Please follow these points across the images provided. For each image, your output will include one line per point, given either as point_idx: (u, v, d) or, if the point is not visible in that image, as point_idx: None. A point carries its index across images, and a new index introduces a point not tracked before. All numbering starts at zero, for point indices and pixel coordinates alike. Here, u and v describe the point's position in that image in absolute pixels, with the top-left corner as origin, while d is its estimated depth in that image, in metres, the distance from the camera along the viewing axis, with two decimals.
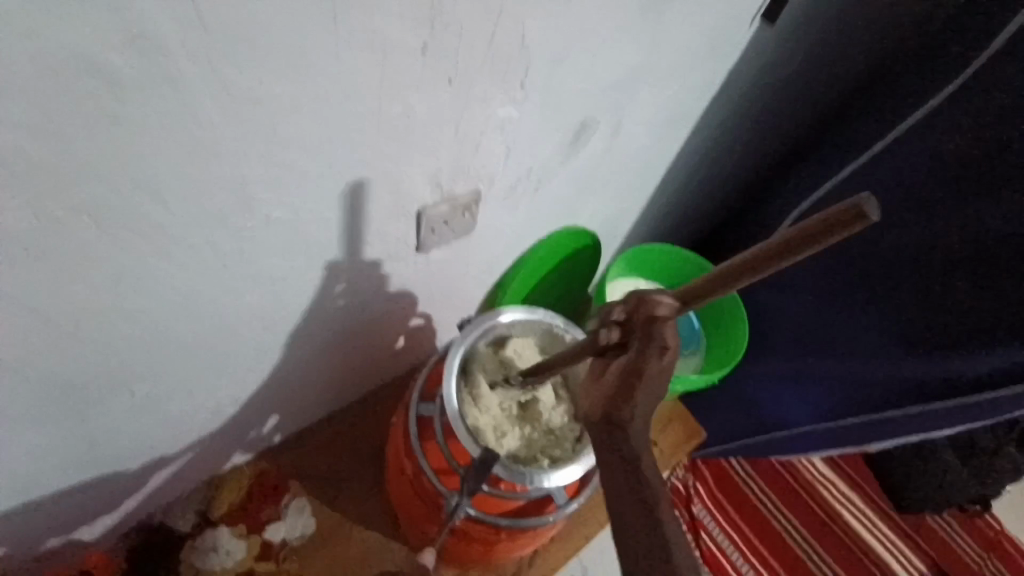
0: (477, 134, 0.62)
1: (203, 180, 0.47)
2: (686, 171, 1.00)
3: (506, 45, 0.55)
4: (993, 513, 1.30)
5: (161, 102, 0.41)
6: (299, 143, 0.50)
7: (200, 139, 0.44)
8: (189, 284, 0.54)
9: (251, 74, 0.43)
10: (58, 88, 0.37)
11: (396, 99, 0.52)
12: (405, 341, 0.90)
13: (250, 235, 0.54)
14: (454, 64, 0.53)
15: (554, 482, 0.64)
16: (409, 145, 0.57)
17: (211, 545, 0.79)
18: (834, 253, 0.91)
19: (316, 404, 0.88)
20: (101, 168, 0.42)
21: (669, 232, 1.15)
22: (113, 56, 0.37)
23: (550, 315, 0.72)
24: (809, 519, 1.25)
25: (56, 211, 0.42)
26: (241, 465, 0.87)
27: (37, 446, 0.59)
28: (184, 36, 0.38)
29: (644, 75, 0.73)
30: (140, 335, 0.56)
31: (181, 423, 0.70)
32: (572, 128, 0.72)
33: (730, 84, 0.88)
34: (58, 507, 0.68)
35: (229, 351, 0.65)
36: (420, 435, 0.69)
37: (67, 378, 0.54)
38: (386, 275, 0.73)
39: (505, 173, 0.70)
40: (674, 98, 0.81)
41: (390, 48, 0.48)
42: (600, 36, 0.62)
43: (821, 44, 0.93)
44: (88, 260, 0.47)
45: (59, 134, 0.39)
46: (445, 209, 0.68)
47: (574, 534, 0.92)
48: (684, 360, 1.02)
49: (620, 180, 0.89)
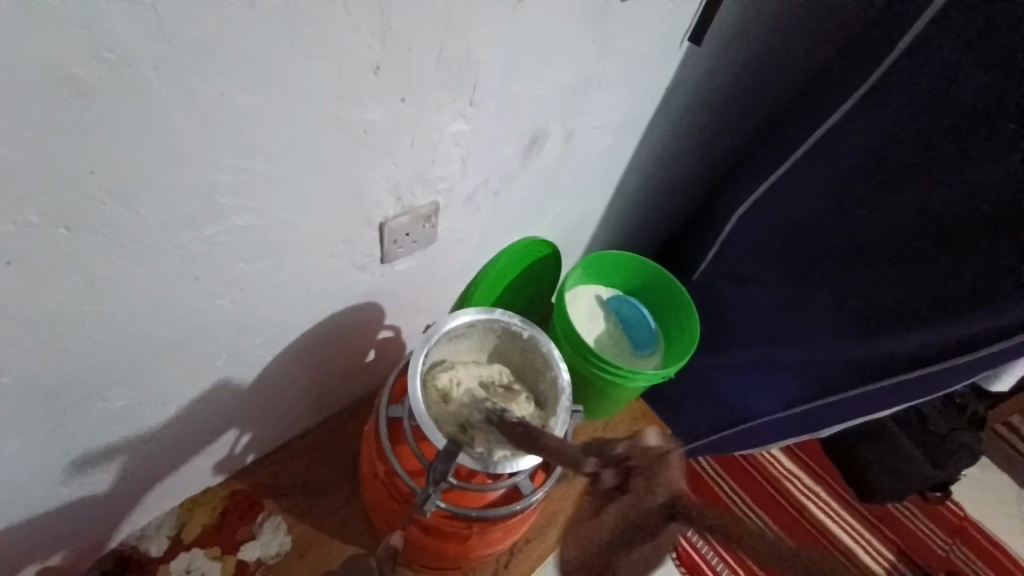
0: (432, 144, 0.67)
1: (176, 189, 0.51)
2: (637, 180, 1.07)
3: (453, 64, 0.61)
4: (953, 499, 1.36)
5: (136, 114, 0.44)
6: (261, 150, 0.53)
7: (176, 149, 0.48)
8: (162, 288, 0.57)
9: (217, 89, 0.47)
10: (40, 102, 0.40)
11: (354, 113, 0.57)
12: (376, 354, 0.93)
13: (220, 243, 0.58)
14: (407, 81, 0.58)
15: (521, 468, 0.67)
16: (370, 155, 0.62)
17: (185, 567, 0.82)
18: (775, 246, 0.98)
19: (290, 419, 0.89)
20: (73, 179, 0.45)
21: (624, 241, 1.22)
22: (86, 70, 0.40)
23: (507, 314, 0.76)
24: (779, 516, 1.29)
25: (36, 217, 0.45)
26: (215, 485, 0.88)
27: (10, 460, 0.59)
28: (155, 55, 0.42)
29: (587, 90, 0.79)
30: (114, 343, 0.58)
31: (155, 436, 0.71)
32: (522, 138, 0.77)
33: (671, 99, 0.96)
34: (32, 527, 0.69)
35: (202, 361, 0.68)
36: (391, 437, 0.72)
37: (44, 388, 0.56)
38: (354, 285, 0.76)
39: (461, 183, 0.75)
40: (618, 111, 0.88)
41: (348, 66, 0.53)
42: (541, 54, 0.69)
43: (750, 62, 1.02)
44: (65, 266, 0.49)
45: (42, 145, 0.42)
46: (406, 221, 0.73)
47: (548, 534, 0.95)
48: (645, 358, 1.07)
49: (575, 189, 0.95)
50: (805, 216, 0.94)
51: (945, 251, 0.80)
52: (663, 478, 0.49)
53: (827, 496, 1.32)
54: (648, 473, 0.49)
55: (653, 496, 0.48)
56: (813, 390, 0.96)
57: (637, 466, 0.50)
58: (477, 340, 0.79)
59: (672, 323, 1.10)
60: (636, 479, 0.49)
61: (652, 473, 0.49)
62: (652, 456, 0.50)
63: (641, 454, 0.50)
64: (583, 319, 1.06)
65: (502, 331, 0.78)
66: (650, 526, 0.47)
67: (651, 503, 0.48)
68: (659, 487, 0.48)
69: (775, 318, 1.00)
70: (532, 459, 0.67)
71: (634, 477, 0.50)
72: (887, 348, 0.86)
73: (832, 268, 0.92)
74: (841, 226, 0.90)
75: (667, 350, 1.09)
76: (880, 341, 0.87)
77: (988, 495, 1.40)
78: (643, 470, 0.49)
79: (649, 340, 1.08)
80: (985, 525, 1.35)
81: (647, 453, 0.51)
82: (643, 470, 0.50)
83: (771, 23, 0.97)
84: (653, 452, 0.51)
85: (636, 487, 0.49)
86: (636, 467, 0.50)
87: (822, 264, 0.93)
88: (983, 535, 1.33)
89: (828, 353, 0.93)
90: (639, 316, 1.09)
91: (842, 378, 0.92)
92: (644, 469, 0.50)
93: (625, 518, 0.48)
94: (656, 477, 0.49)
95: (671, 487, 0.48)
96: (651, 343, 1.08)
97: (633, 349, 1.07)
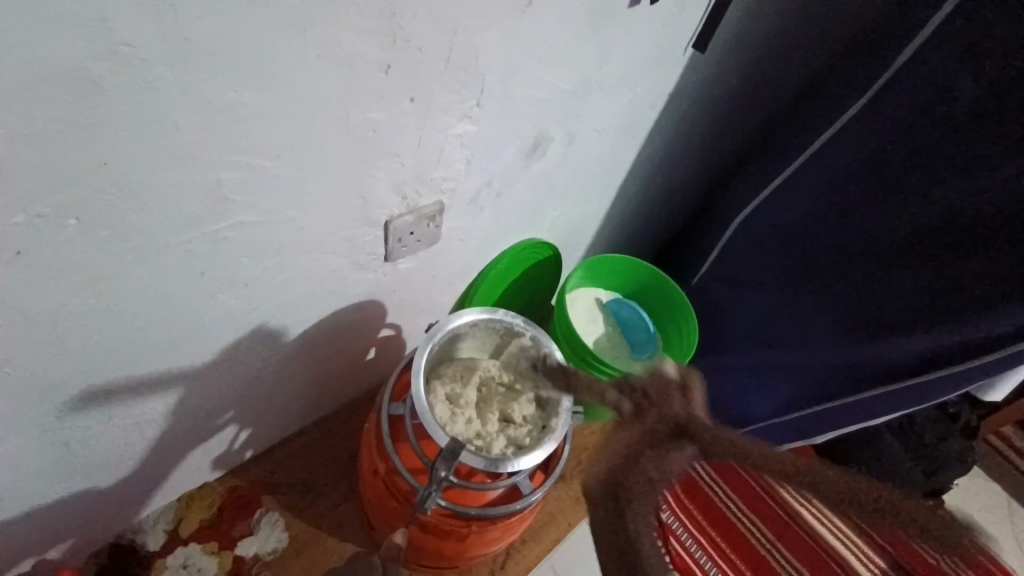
0: (437, 145, 0.68)
1: (184, 185, 0.51)
2: (637, 184, 1.08)
3: (460, 66, 0.61)
4: (945, 509, 1.36)
5: (147, 111, 0.45)
6: (265, 148, 0.53)
7: (186, 146, 0.49)
8: (167, 284, 0.57)
9: (228, 88, 0.47)
10: (54, 96, 0.40)
11: (362, 113, 0.57)
12: (375, 352, 0.93)
13: (225, 239, 0.58)
14: (414, 82, 0.59)
15: (520, 468, 0.68)
16: (375, 155, 0.62)
17: (181, 563, 0.81)
18: (774, 254, 0.99)
19: (288, 417, 0.90)
20: (84, 173, 0.45)
21: (623, 245, 1.23)
22: (98, 65, 0.41)
23: (509, 314, 0.76)
24: (773, 522, 1.30)
25: (45, 210, 0.45)
26: (212, 481, 0.88)
27: (10, 453, 0.59)
28: (169, 54, 0.43)
29: (591, 95, 0.80)
30: (117, 337, 0.58)
31: (154, 431, 0.71)
32: (526, 140, 0.78)
33: (672, 105, 0.97)
34: (29, 520, 0.68)
35: (204, 357, 0.68)
36: (392, 435, 0.72)
37: (47, 381, 0.56)
38: (356, 283, 0.77)
39: (465, 184, 0.76)
40: (621, 115, 0.89)
41: (357, 67, 0.53)
42: (546, 58, 0.69)
43: (751, 70, 1.03)
44: (73, 260, 0.49)
45: (54, 139, 0.42)
46: (410, 220, 0.73)
47: (546, 535, 0.96)
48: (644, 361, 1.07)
49: (576, 192, 0.96)
50: (803, 224, 0.95)
51: (942, 261, 0.80)
52: (677, 396, 0.48)
53: (819, 503, 1.33)
54: (662, 393, 0.48)
55: (668, 408, 0.46)
56: (809, 397, 0.97)
57: (651, 390, 0.48)
58: (480, 340, 0.80)
59: (671, 326, 1.10)
60: (651, 400, 0.48)
61: (666, 392, 0.48)
62: (667, 380, 0.49)
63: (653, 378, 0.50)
64: (582, 322, 1.07)
65: (504, 332, 0.79)
66: (664, 438, 0.45)
67: (666, 416, 0.46)
68: (676, 403, 0.47)
69: (772, 324, 1.01)
70: (531, 458, 0.68)
71: (647, 400, 0.48)
72: (882, 355, 0.87)
73: (830, 276, 0.92)
74: (839, 235, 0.91)
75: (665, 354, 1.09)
76: (874, 349, 0.88)
77: (978, 504, 1.41)
78: (657, 390, 0.48)
79: (647, 344, 1.08)
80: None
81: (662, 381, 0.49)
82: (657, 394, 0.48)
83: (772, 32, 0.98)
84: (667, 380, 0.49)
85: (649, 408, 0.47)
86: (650, 390, 0.49)
87: (820, 271, 0.94)
88: (974, 546, 1.34)
89: (825, 360, 0.93)
90: (638, 319, 1.09)
91: (838, 386, 0.93)
92: (657, 391, 0.48)
93: (638, 437, 0.45)
94: (669, 399, 0.47)
95: (683, 404, 0.47)
96: (651, 345, 1.09)
97: (632, 352, 1.08)
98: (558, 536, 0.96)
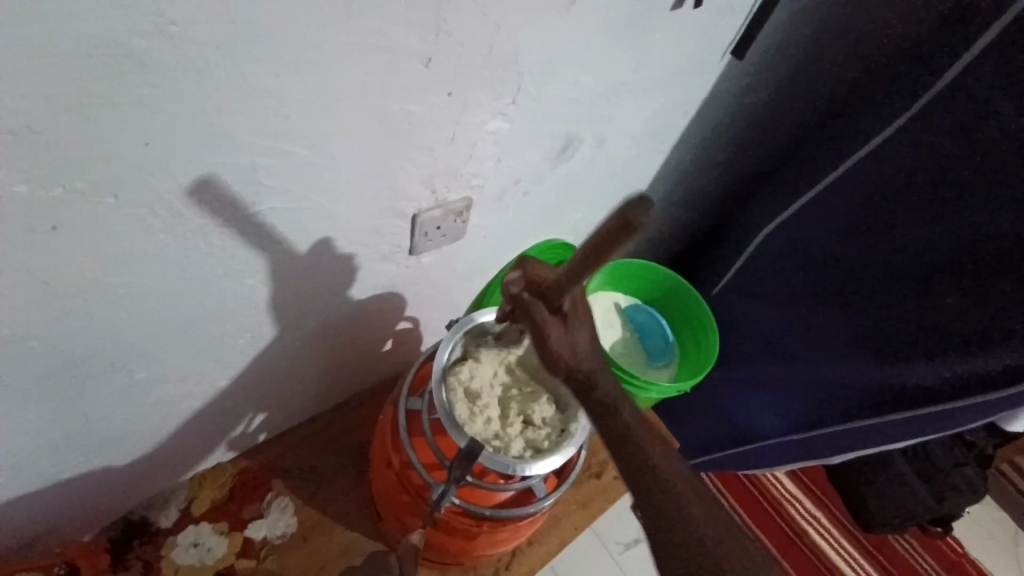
0: (469, 141, 0.67)
1: (220, 167, 0.51)
2: (663, 190, 1.06)
3: (499, 62, 0.60)
4: (953, 534, 1.34)
5: (189, 90, 0.44)
6: (303, 136, 0.53)
7: (224, 128, 0.48)
8: (195, 265, 0.57)
9: (270, 73, 0.47)
10: (99, 71, 0.40)
11: (398, 105, 0.57)
12: (392, 344, 0.93)
13: (258, 223, 0.58)
14: (453, 76, 0.58)
15: (534, 472, 0.68)
16: (408, 148, 0.62)
17: (191, 541, 0.82)
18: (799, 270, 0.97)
19: (302, 403, 0.90)
20: (125, 149, 0.45)
21: (645, 251, 1.21)
22: (143, 43, 0.40)
23: None
24: (777, 536, 1.29)
25: (84, 184, 0.45)
26: (224, 462, 0.89)
27: (30, 423, 0.60)
28: (217, 33, 0.43)
29: (625, 98, 0.79)
30: (144, 315, 0.58)
31: (172, 410, 0.72)
32: (555, 140, 0.77)
33: (705, 112, 0.95)
34: (44, 489, 0.69)
35: (226, 340, 0.68)
36: (408, 429, 0.72)
37: (73, 354, 0.57)
38: (379, 274, 0.76)
39: (494, 181, 0.75)
40: (653, 119, 0.88)
41: (398, 59, 0.53)
42: (584, 59, 0.68)
43: (789, 79, 1.00)
44: (109, 237, 0.50)
45: (96, 114, 0.42)
46: (438, 214, 0.72)
47: (549, 539, 0.95)
48: (660, 370, 1.05)
49: (602, 195, 0.95)
50: (832, 239, 0.93)
51: (970, 287, 0.78)
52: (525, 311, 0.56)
53: (826, 521, 1.31)
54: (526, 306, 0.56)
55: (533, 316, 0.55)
56: (826, 414, 0.95)
57: (526, 317, 0.56)
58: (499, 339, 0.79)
59: (689, 337, 1.09)
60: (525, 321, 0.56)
61: (522, 302, 0.56)
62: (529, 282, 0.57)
63: (523, 303, 0.56)
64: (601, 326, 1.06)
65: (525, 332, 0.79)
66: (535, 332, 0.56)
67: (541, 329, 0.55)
68: (544, 318, 0.55)
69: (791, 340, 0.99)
70: (544, 464, 0.68)
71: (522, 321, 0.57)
72: (904, 379, 0.84)
73: (853, 294, 0.91)
74: (866, 253, 0.89)
75: (682, 364, 1.08)
76: (899, 370, 0.85)
77: (988, 534, 1.38)
78: (521, 310, 0.56)
79: (663, 352, 1.07)
80: (984, 564, 1.33)
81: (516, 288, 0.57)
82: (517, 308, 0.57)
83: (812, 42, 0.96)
84: (521, 281, 0.57)
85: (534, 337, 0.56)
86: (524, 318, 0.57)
87: (843, 290, 0.92)
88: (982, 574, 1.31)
89: (844, 379, 0.92)
90: (657, 327, 1.09)
91: (857, 405, 0.91)
92: (552, 316, 0.55)
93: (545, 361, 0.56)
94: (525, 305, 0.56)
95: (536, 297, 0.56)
96: (666, 355, 1.08)
97: (648, 360, 1.06)
98: (563, 539, 0.96)
